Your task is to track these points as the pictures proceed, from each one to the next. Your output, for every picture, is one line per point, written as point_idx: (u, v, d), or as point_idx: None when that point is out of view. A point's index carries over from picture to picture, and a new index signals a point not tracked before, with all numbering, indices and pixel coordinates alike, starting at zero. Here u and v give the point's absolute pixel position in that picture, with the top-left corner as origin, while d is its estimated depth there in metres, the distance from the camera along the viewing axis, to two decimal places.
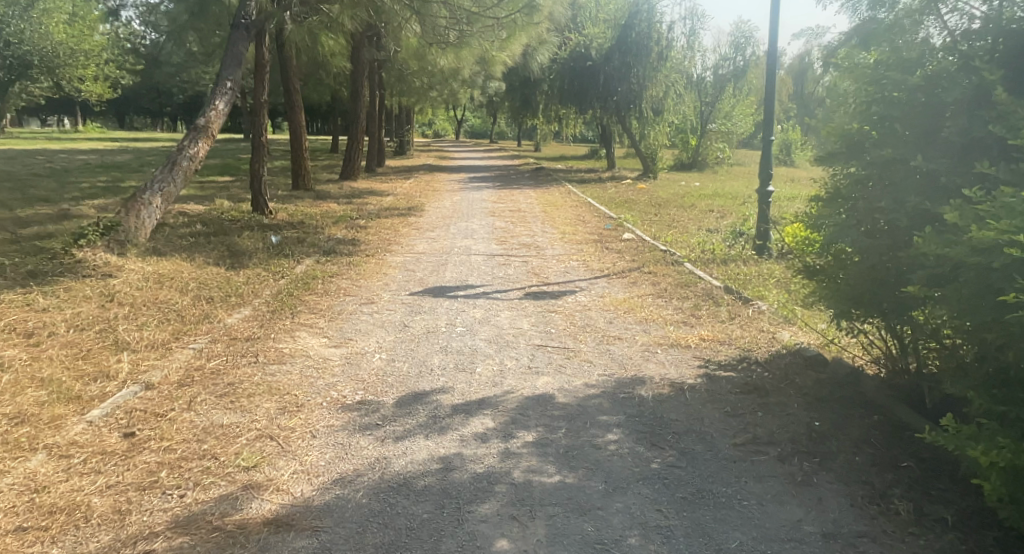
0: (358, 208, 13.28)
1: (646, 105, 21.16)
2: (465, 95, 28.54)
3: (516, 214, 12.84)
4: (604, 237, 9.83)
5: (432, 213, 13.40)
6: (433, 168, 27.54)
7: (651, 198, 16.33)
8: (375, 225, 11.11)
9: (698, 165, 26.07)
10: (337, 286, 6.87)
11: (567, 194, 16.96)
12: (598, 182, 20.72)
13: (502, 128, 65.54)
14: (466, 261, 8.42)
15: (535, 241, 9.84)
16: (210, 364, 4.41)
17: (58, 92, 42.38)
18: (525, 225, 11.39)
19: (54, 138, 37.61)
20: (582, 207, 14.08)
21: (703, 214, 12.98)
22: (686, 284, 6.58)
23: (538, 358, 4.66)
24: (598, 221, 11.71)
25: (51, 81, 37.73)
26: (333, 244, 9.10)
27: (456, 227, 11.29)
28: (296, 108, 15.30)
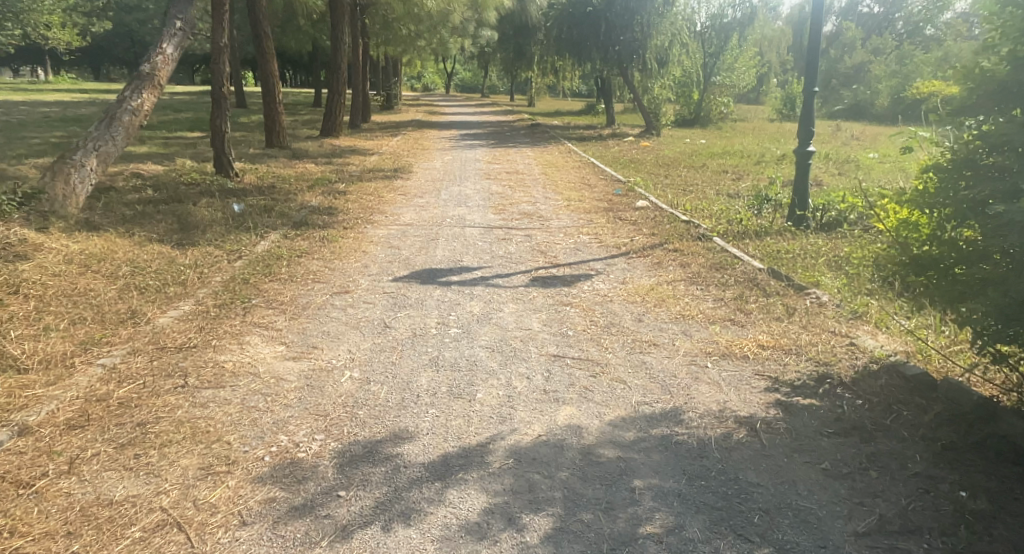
0: (339, 170, 12.05)
1: (650, 55, 19.81)
2: (454, 45, 27.03)
3: (513, 177, 11.70)
4: (614, 206, 8.72)
5: (421, 175, 12.20)
6: (422, 124, 26.14)
7: (658, 158, 15.17)
8: (356, 190, 9.91)
9: (701, 121, 24.82)
10: (305, 269, 5.77)
11: (567, 153, 15.77)
12: (599, 139, 19.48)
13: (494, 82, 63.75)
14: (459, 235, 7.31)
15: (535, 210, 8.73)
16: (119, 390, 3.34)
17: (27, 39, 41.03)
18: (524, 191, 10.25)
19: (22, 88, 36.42)
20: (585, 167, 12.92)
21: (717, 176, 11.86)
22: (722, 264, 5.50)
23: (555, 376, 3.55)
24: (605, 186, 10.58)
25: (19, 29, 36.93)
26: (305, 214, 7.94)
27: (449, 192, 10.13)
28: (269, 59, 13.97)
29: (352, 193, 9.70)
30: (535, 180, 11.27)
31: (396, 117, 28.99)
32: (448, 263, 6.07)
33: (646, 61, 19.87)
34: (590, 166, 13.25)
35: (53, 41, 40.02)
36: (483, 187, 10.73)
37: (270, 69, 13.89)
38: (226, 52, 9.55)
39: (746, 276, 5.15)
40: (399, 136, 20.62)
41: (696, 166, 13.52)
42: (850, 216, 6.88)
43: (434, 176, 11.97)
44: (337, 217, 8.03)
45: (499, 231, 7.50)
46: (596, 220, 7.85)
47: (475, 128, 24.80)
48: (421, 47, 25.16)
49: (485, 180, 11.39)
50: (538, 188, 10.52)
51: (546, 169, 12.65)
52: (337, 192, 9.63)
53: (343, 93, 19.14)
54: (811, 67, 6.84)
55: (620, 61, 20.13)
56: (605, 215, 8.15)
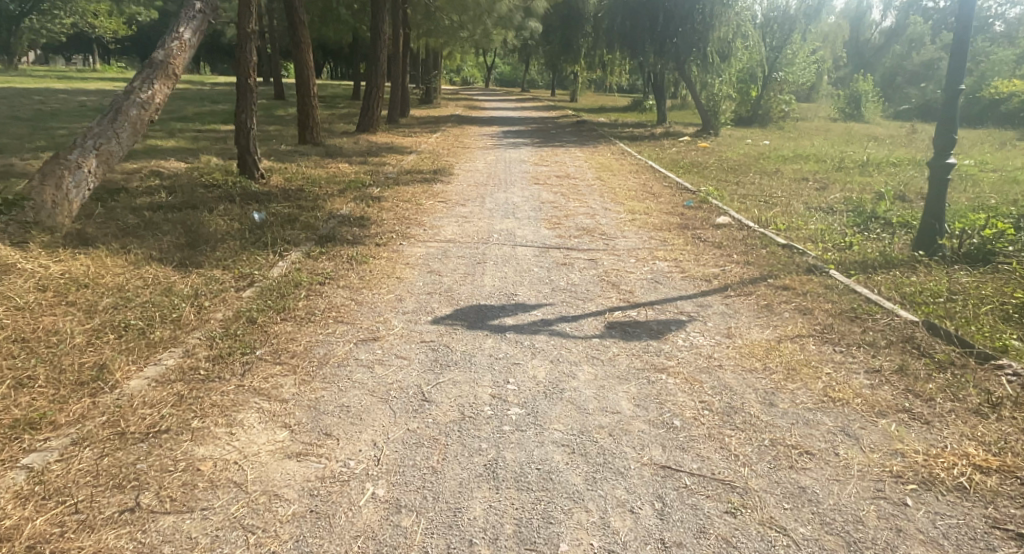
0: (376, 171, 11.12)
1: (712, 48, 18.50)
2: (498, 37, 25.99)
3: (567, 182, 10.67)
4: (688, 224, 7.58)
5: (463, 177, 11.24)
6: (464, 120, 25.14)
7: (722, 161, 14.00)
8: (393, 196, 8.96)
9: (758, 120, 23.77)
10: (325, 303, 4.68)
11: (621, 154, 14.67)
12: (653, 139, 18.32)
13: (536, 75, 62.61)
14: (511, 257, 6.30)
15: (596, 224, 7.66)
16: (42, 519, 2.32)
17: (72, 27, 41.10)
18: (580, 199, 9.20)
19: (65, 76, 36.42)
20: (642, 172, 11.85)
21: (796, 187, 10.68)
22: (847, 321, 4.39)
23: (675, 516, 2.44)
24: (672, 195, 9.44)
25: (63, 16, 36.89)
26: (334, 226, 6.97)
27: (496, 199, 9.16)
28: (305, 49, 13.04)
29: (387, 199, 8.74)
30: (591, 186, 10.23)
31: (436, 111, 28.09)
32: (500, 299, 5.05)
33: (707, 55, 18.57)
34: (649, 169, 12.16)
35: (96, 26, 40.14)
36: (531, 192, 9.76)
37: (306, 60, 12.96)
38: (254, 39, 8.53)
39: (887, 341, 4.04)
40: (439, 132, 19.67)
41: (767, 172, 12.34)
42: (1001, 244, 5.88)
43: (478, 179, 11.01)
44: (370, 230, 7.04)
45: (557, 253, 6.45)
46: (669, 242, 6.75)
47: (518, 124, 23.77)
48: (465, 39, 24.15)
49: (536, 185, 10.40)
50: (595, 196, 9.45)
51: (601, 173, 11.59)
52: (372, 199, 8.66)
53: (383, 87, 18.19)
54: (955, 65, 5.99)
55: (678, 55, 18.91)
56: (678, 236, 7.03)
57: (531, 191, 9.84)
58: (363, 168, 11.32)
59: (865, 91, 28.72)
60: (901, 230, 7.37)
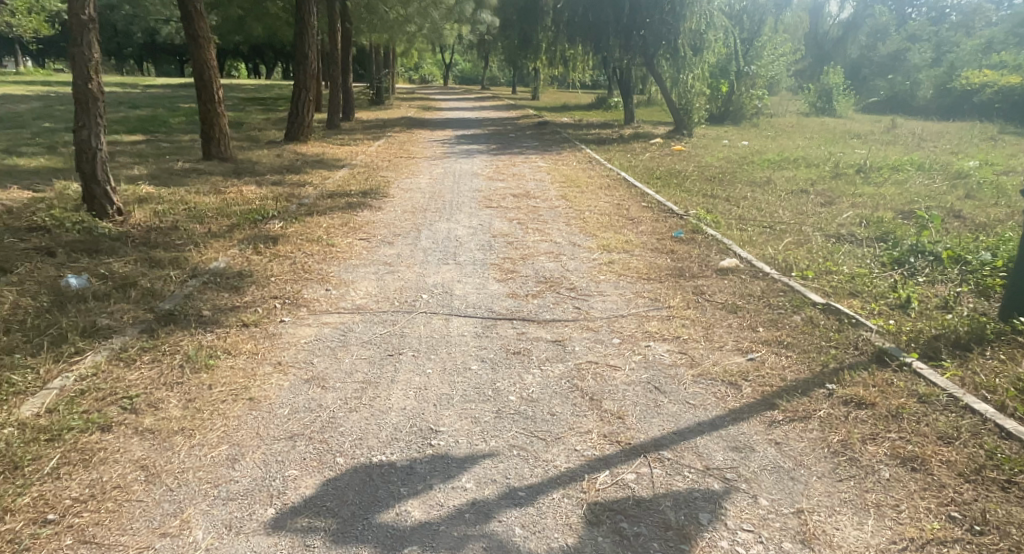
0: (290, 197, 9.08)
1: (683, 41, 16.88)
2: (449, 33, 24.02)
3: (525, 204, 8.77)
4: (682, 269, 5.71)
5: (396, 199, 9.24)
6: (413, 122, 23.05)
7: (703, 171, 12.30)
8: (297, 234, 6.94)
9: (731, 116, 22.17)
10: (76, 483, 2.69)
11: (588, 162, 12.86)
12: (622, 142, 16.58)
13: (496, 71, 60.65)
14: (442, 339, 4.31)
15: (561, 272, 5.76)
16: None
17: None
18: (540, 230, 7.31)
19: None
20: (613, 187, 10.03)
21: (797, 203, 8.97)
22: (1004, 506, 2.53)
23: None
24: (655, 220, 7.65)
25: None
26: (189, 293, 4.93)
27: (434, 234, 7.22)
28: (204, 45, 11.11)
29: (288, 240, 6.70)
30: (552, 210, 8.34)
31: (385, 113, 25.98)
32: (409, 444, 3.05)
33: (678, 47, 16.93)
34: (624, 183, 10.35)
35: (18, 26, 37.36)
36: (476, 220, 7.81)
37: (205, 58, 11.09)
38: (95, 31, 6.54)
39: None
40: (382, 138, 17.62)
41: (757, 183, 10.63)
42: None
43: (414, 202, 9.03)
44: (241, 299, 4.97)
45: (506, 328, 4.48)
46: (663, 304, 4.85)
47: (474, 127, 21.81)
48: (411, 33, 22.15)
49: (487, 208, 8.48)
50: (557, 224, 7.56)
51: (565, 191, 9.72)
52: (267, 240, 6.60)
53: (312, 89, 16.06)
54: None
55: (646, 48, 17.34)
56: (672, 291, 5.15)
57: (479, 218, 7.90)
58: (271, 192, 9.23)
59: (835, 83, 27.38)
60: (959, 270, 5.54)
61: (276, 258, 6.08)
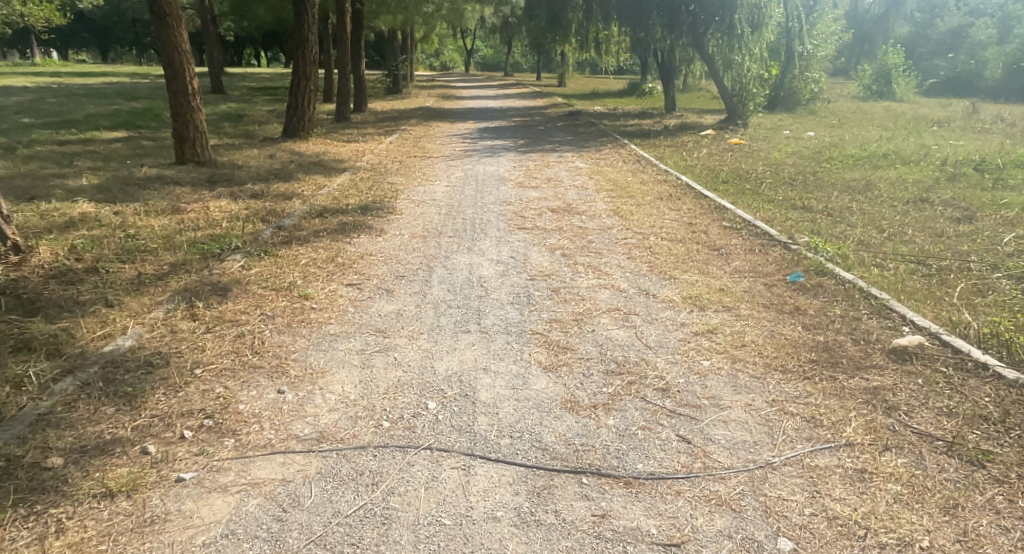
0: (270, 220, 7.21)
1: (740, 16, 15.16)
2: (473, 14, 21.92)
3: (571, 232, 6.83)
4: (827, 351, 3.71)
5: (399, 225, 7.33)
6: (431, 113, 21.09)
7: (777, 171, 10.23)
8: (260, 281, 5.05)
9: (783, 103, 19.98)
10: None
11: (636, 163, 10.90)
12: (668, 136, 14.64)
13: (519, 57, 58.41)
14: (453, 538, 2.41)
15: (638, 358, 3.82)
16: None
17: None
18: (596, 273, 5.38)
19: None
20: (678, 198, 7.99)
21: (923, 217, 6.92)
22: None
23: None
24: (751, 251, 5.64)
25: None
26: (44, 415, 3.04)
27: (450, 282, 5.30)
28: (176, 24, 9.53)
29: (246, 293, 4.77)
30: (604, 242, 6.40)
31: (400, 104, 24.03)
32: None
33: (733, 23, 15.22)
34: (693, 192, 8.32)
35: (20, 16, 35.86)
36: (504, 262, 5.89)
37: (175, 42, 9.55)
38: None
39: None
40: (395, 133, 15.70)
41: (854, 187, 8.57)
42: None
43: (425, 230, 7.12)
44: (128, 425, 3.01)
45: (571, 504, 2.56)
46: (833, 439, 2.85)
47: (499, 118, 19.80)
48: (428, 13, 20.11)
49: (521, 241, 6.57)
50: (615, 263, 5.61)
51: (619, 208, 7.74)
52: (213, 294, 4.66)
53: (314, 78, 14.20)
54: None
55: (695, 24, 15.70)
56: (833, 403, 3.15)
57: (508, 258, 5.99)
58: (247, 213, 7.38)
59: (894, 64, 24.91)
60: None
61: (218, 329, 4.13)
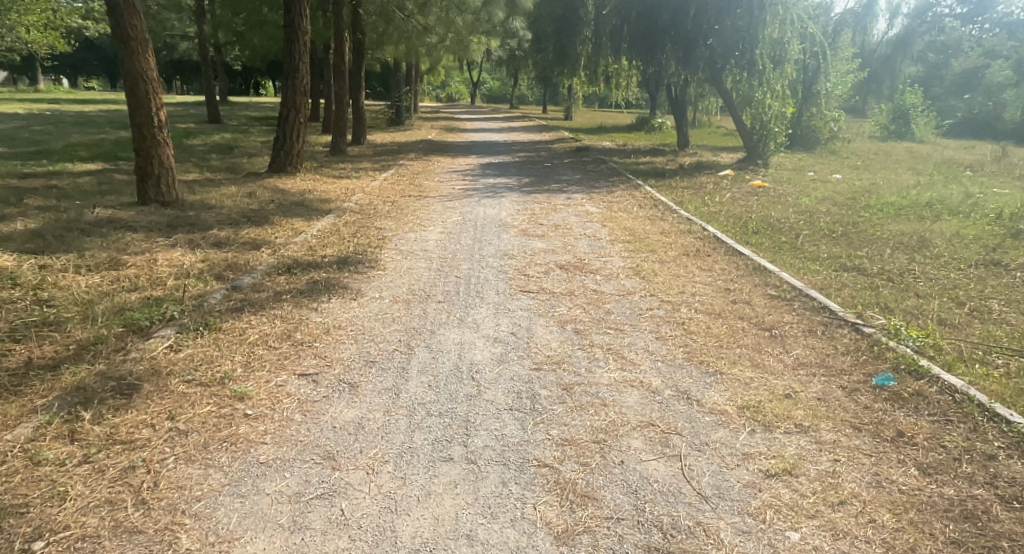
0: (227, 277, 6.13)
1: (761, 51, 14.37)
2: (478, 48, 21.18)
3: (586, 300, 5.72)
4: (971, 521, 2.71)
5: (378, 285, 6.22)
6: (431, 147, 20.18)
7: (812, 222, 9.20)
8: (185, 374, 3.95)
9: (800, 142, 19.05)
10: None
11: (653, 210, 9.88)
12: (684, 177, 13.72)
13: (525, 90, 57.96)
14: None
15: (692, 524, 2.71)
16: None
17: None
18: (619, 364, 4.28)
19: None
20: (708, 256, 6.93)
21: (1004, 286, 5.83)
22: None
23: None
24: (813, 333, 4.54)
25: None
26: None
27: (432, 374, 4.18)
28: (141, 50, 8.54)
29: (156, 399, 3.62)
30: (624, 314, 5.28)
31: (400, 136, 23.15)
32: None
33: (754, 59, 14.42)
34: (724, 248, 7.27)
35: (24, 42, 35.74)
36: (502, 343, 4.76)
37: (140, 69, 8.56)
38: None
39: None
40: (391, 168, 14.71)
41: (907, 243, 7.51)
42: None
43: (410, 293, 6.01)
44: None
45: None
46: None
47: (502, 153, 18.85)
48: (431, 45, 19.29)
49: (524, 311, 5.45)
50: (640, 351, 4.47)
51: (639, 268, 6.67)
52: (104, 405, 3.49)
53: (304, 109, 13.20)
54: None
55: (711, 60, 14.95)
56: None
57: (508, 338, 4.86)
58: (202, 270, 6.28)
59: (913, 104, 23.99)
60: None
61: (92, 473, 2.94)
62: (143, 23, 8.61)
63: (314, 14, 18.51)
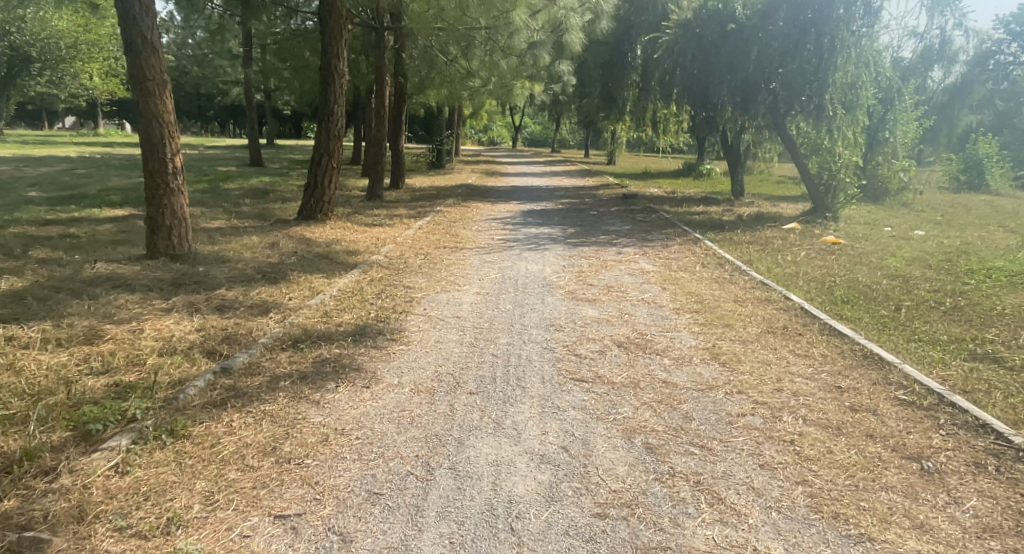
0: (220, 355, 5.10)
1: (831, 96, 13.17)
2: (523, 92, 20.40)
3: (659, 398, 4.50)
4: None
5: (396, 367, 5.08)
6: (471, 192, 19.30)
7: (908, 291, 7.89)
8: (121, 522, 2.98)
9: (868, 191, 17.63)
10: None
11: (719, 270, 8.66)
12: (746, 230, 12.51)
13: (568, 134, 57.52)
14: None
15: None
16: None
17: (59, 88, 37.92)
18: (717, 515, 3.08)
19: (36, 147, 32.54)
20: (800, 338, 5.70)
21: None
22: None
23: None
24: (992, 482, 3.33)
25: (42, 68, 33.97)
26: None
27: (458, 523, 3.06)
28: (158, 91, 7.73)
29: None
30: (711, 427, 4.01)
31: (440, 180, 22.40)
32: None
33: (824, 104, 13.22)
34: (816, 327, 6.04)
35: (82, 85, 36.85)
36: (551, 467, 3.56)
37: (155, 111, 7.74)
38: None
39: None
40: (428, 215, 13.79)
41: None
42: None
43: (435, 379, 4.86)
44: None
45: None
46: None
47: (546, 200, 17.86)
48: (474, 89, 18.55)
49: (578, 414, 4.25)
50: (743, 491, 3.26)
51: (716, 351, 5.45)
52: None
53: (337, 154, 12.39)
54: None
55: (773, 105, 13.74)
56: None
57: (558, 457, 3.68)
58: (191, 344, 5.26)
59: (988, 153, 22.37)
60: None
61: None
62: (163, 61, 7.82)
63: (356, 57, 17.94)
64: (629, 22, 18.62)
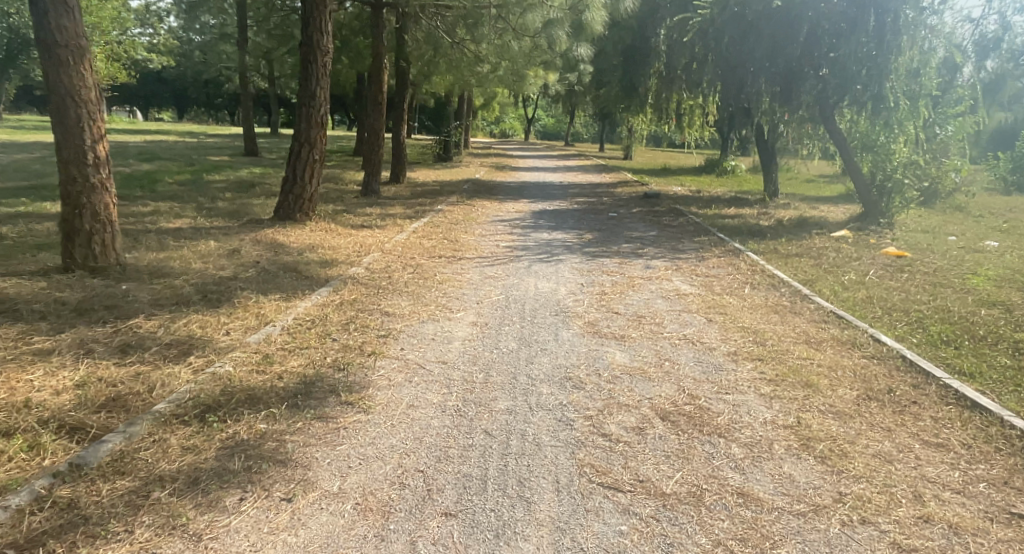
0: (85, 437, 3.49)
1: (891, 84, 11.43)
2: (536, 82, 18.68)
3: (738, 536, 2.92)
4: None
5: (341, 463, 3.45)
6: (479, 188, 17.69)
7: (1021, 328, 6.27)
8: None
9: None
10: None
11: (775, 293, 7.04)
12: (789, 239, 10.84)
13: (582, 127, 55.85)
14: None
15: None
16: None
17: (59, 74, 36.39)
18: None
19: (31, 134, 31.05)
20: (919, 417, 4.04)
21: None
22: None
23: None
24: None
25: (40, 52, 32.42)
26: None
27: None
28: (75, 61, 6.12)
29: None
30: None
31: (445, 173, 20.80)
32: None
33: (883, 94, 11.46)
34: (935, 394, 4.39)
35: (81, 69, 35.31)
36: None
37: (70, 87, 6.12)
38: None
39: None
40: (427, 215, 12.18)
41: None
42: None
43: (396, 486, 3.25)
44: None
45: None
46: None
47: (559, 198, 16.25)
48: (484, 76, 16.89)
49: None
50: None
51: (807, 435, 3.80)
52: None
53: (320, 145, 10.74)
54: None
55: (822, 94, 12.04)
56: None
57: None
58: (47, 414, 3.66)
59: None
60: None
61: None
62: (82, 22, 6.20)
63: (353, 38, 16.26)
64: (653, 4, 16.88)
